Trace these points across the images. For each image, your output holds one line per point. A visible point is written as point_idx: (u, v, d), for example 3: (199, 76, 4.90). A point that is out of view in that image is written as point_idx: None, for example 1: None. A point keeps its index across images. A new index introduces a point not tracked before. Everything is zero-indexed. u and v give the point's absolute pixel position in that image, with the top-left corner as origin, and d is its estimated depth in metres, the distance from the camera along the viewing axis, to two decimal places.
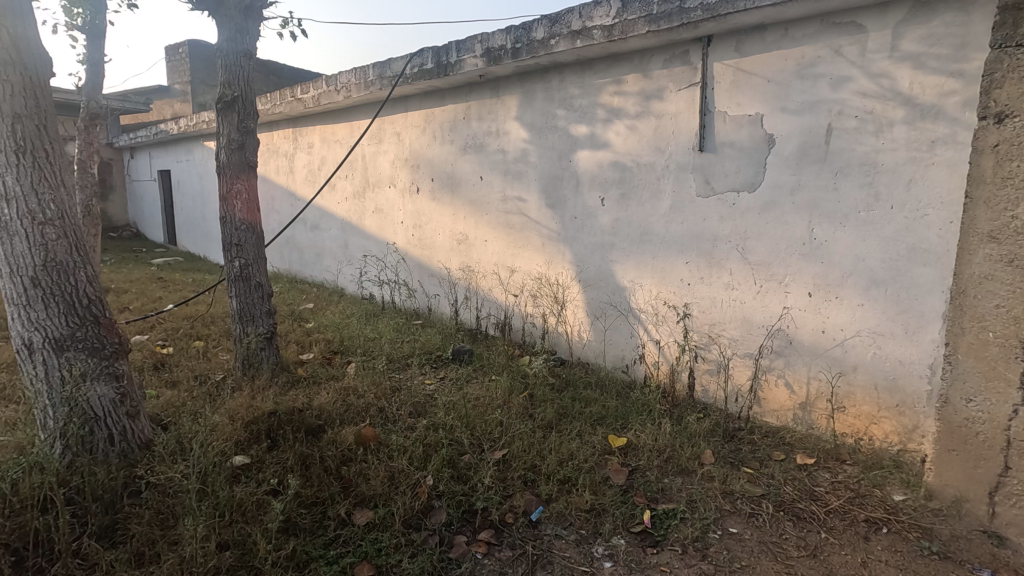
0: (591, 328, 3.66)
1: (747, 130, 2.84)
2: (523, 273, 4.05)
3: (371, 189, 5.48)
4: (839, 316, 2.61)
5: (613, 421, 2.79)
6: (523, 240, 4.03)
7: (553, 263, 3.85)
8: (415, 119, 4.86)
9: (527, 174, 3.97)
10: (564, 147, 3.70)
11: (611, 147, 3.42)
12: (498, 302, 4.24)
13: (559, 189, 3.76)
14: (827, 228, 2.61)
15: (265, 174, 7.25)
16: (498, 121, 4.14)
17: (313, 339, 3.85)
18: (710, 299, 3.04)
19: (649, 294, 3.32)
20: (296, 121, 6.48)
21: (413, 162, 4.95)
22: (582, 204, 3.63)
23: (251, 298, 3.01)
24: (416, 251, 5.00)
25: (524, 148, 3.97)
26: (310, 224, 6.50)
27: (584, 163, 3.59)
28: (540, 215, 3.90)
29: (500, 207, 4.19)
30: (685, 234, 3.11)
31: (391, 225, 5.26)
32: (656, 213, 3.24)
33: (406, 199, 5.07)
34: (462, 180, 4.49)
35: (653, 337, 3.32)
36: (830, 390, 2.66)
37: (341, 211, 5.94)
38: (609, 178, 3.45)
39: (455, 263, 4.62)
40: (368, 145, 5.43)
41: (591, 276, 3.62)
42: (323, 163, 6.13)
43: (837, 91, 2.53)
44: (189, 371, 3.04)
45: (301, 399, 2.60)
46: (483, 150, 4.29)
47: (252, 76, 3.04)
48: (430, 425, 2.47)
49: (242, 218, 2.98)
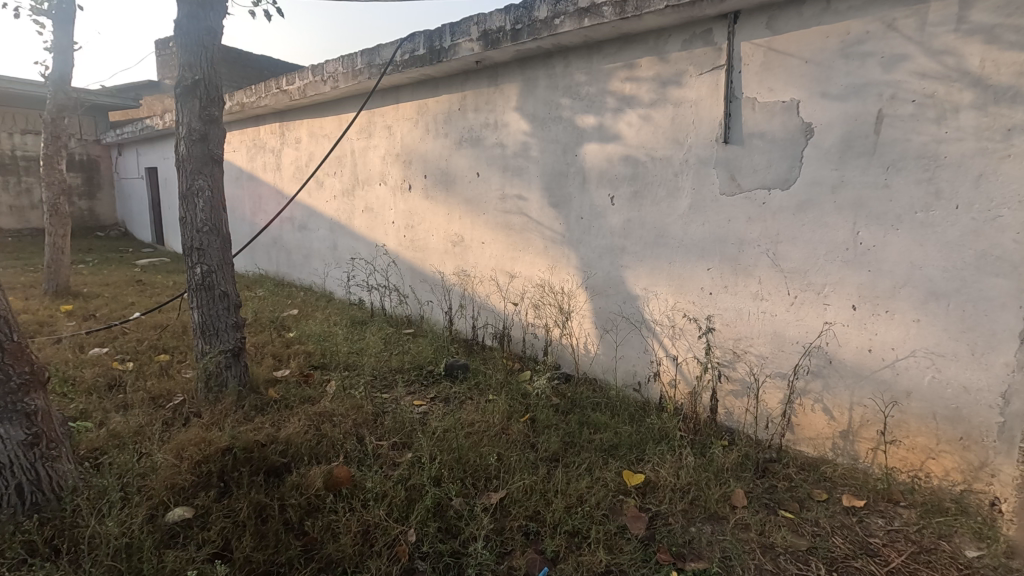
0: (599, 341, 3.30)
1: (780, 118, 2.48)
2: (524, 278, 3.69)
3: (361, 186, 5.12)
4: (888, 333, 2.25)
5: (627, 452, 2.44)
6: (523, 243, 3.68)
7: (557, 269, 3.49)
8: (407, 112, 4.50)
9: (529, 170, 3.61)
10: (569, 140, 3.34)
11: (622, 140, 3.07)
12: (495, 310, 3.88)
13: (564, 187, 3.41)
14: (875, 231, 2.25)
15: (252, 172, 6.89)
16: (496, 113, 3.78)
17: (293, 352, 3.50)
18: (735, 310, 2.70)
19: (665, 304, 2.96)
20: (283, 116, 6.13)
21: (404, 158, 4.59)
22: (589, 203, 3.27)
23: (215, 309, 2.63)
24: (408, 254, 4.64)
25: (525, 141, 3.61)
26: (298, 224, 6.15)
27: (591, 157, 3.23)
28: (542, 215, 3.55)
29: (499, 206, 3.83)
30: (707, 237, 2.76)
31: (382, 225, 4.90)
32: (673, 213, 2.88)
33: (397, 198, 4.71)
34: (458, 176, 4.13)
35: (669, 352, 2.96)
36: (879, 418, 2.30)
37: (330, 210, 5.59)
38: (620, 174, 3.09)
39: (450, 267, 4.26)
40: (358, 140, 5.07)
41: (599, 282, 3.26)
42: (310, 159, 5.77)
43: (890, 72, 2.17)
44: (145, 392, 2.68)
45: (266, 428, 2.24)
46: (480, 145, 3.93)
47: (218, 57, 2.69)
48: (415, 462, 2.12)
49: (204, 219, 2.61)
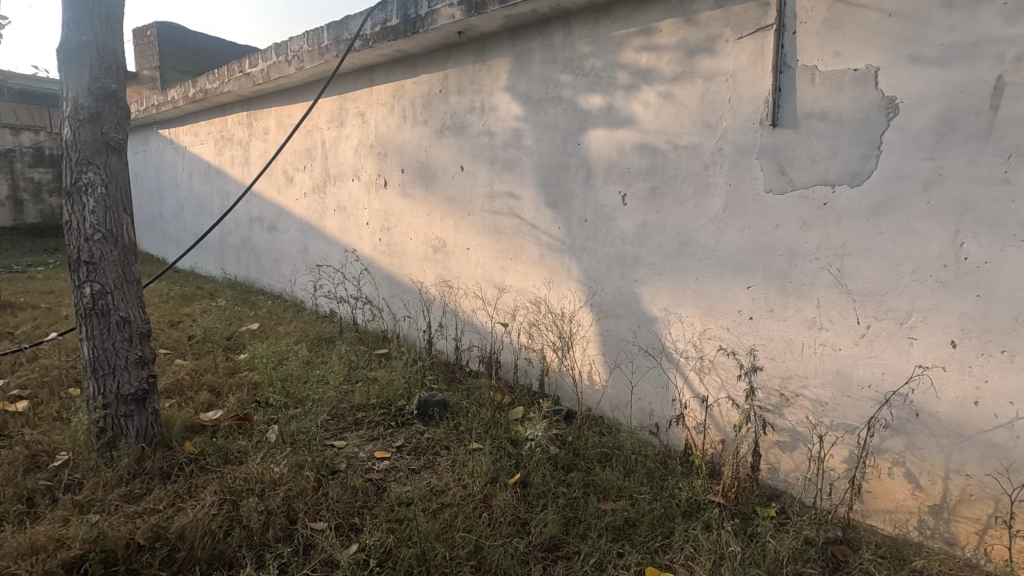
0: (607, 371, 2.71)
1: (850, 92, 1.88)
2: (516, 292, 3.09)
3: (332, 182, 4.51)
4: (1004, 382, 1.67)
5: (648, 532, 1.86)
6: (515, 250, 3.08)
7: (555, 283, 2.89)
8: (382, 96, 3.89)
9: (521, 162, 3.01)
10: (570, 125, 2.75)
11: (637, 124, 2.47)
12: (482, 328, 3.29)
13: (564, 183, 2.81)
14: (987, 242, 1.66)
15: (220, 167, 6.27)
16: (483, 95, 3.18)
17: (236, 382, 2.89)
18: (783, 341, 2.11)
19: (690, 330, 2.38)
20: (250, 104, 5.51)
21: (379, 149, 3.98)
22: (595, 204, 2.67)
23: (111, 341, 2.02)
24: (383, 260, 4.04)
25: (516, 127, 3.01)
26: (267, 225, 5.54)
27: (597, 147, 2.63)
28: (537, 217, 2.95)
29: (486, 206, 3.23)
30: (747, 247, 2.17)
31: (355, 227, 4.30)
32: (702, 216, 2.28)
33: (372, 196, 4.11)
34: (439, 170, 3.52)
35: (696, 390, 2.37)
36: (990, 495, 1.72)
37: (300, 209, 4.98)
38: (634, 167, 2.50)
39: (431, 276, 3.66)
40: (329, 129, 4.46)
41: (607, 300, 2.67)
42: (279, 153, 5.16)
43: (1015, 23, 1.58)
44: (22, 446, 2.08)
45: (158, 518, 1.64)
46: (464, 133, 3.33)
47: (117, 13, 2.07)
48: (359, 565, 1.55)
49: (95, 224, 2.00)
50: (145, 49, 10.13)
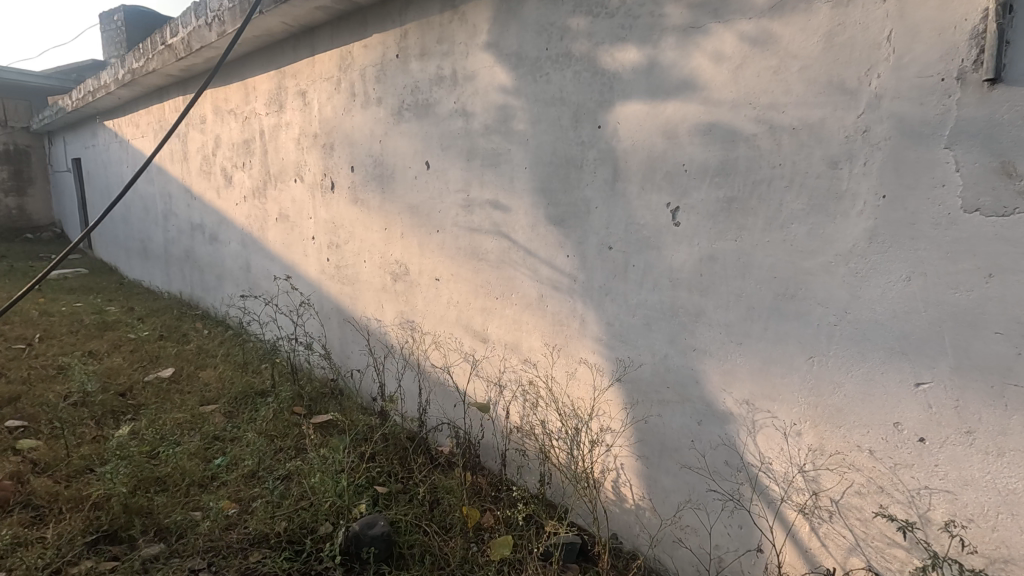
0: (645, 486, 1.73)
1: None
2: (504, 348, 2.11)
3: (272, 184, 3.51)
4: None
5: None
6: (502, 287, 2.09)
7: (562, 340, 1.90)
8: (326, 67, 2.89)
9: (510, 156, 2.01)
10: (585, 98, 1.74)
11: (700, 92, 1.47)
12: (457, 394, 2.31)
13: (575, 188, 1.81)
14: None
15: (161, 163, 5.26)
16: (455, 59, 2.18)
17: (77, 492, 1.91)
18: (995, 493, 1.12)
19: (796, 444, 1.39)
20: (185, 87, 4.51)
21: (323, 139, 2.98)
22: (625, 221, 1.68)
23: None
24: (333, 287, 3.04)
25: (502, 103, 2.01)
26: (208, 234, 4.55)
27: (630, 131, 1.64)
28: (535, 240, 1.95)
29: (461, 220, 2.24)
30: (918, 313, 1.17)
31: (299, 242, 3.30)
32: (823, 252, 1.30)
33: (317, 202, 3.11)
34: (397, 168, 2.52)
35: (805, 546, 1.39)
36: None
37: (240, 217, 3.99)
38: (694, 164, 1.50)
39: (389, 314, 2.67)
40: (266, 115, 3.45)
41: (646, 377, 1.68)
42: (216, 146, 4.16)
43: None
44: None
45: None
46: (429, 115, 2.33)
47: None
48: None
49: None
50: (108, 35, 9.09)
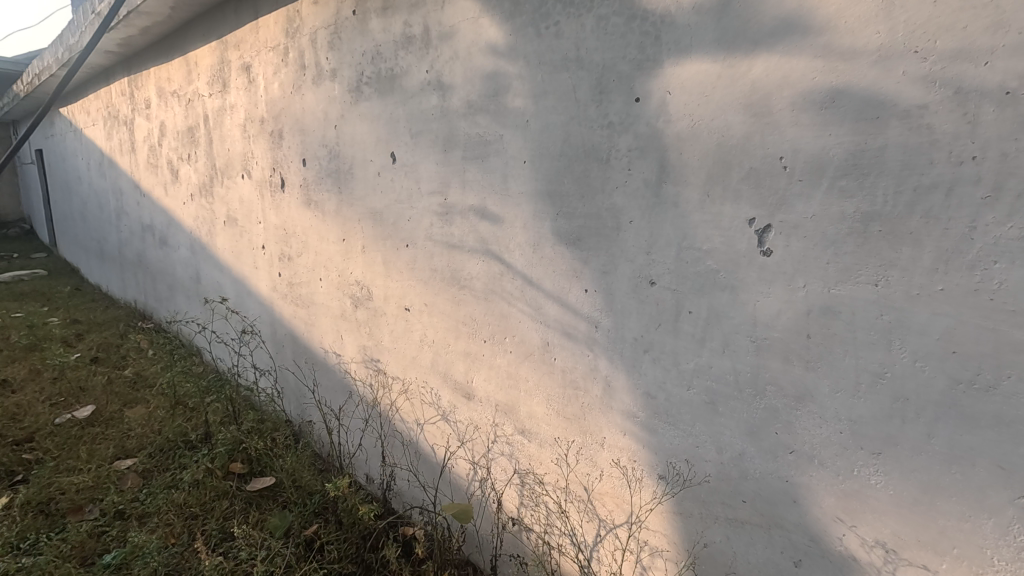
0: None
1: None
2: (494, 411, 1.53)
3: (218, 180, 2.91)
4: None
5: None
6: (491, 327, 1.51)
7: (577, 411, 1.33)
8: (271, 34, 2.28)
9: (503, 146, 1.42)
10: (615, 56, 1.15)
11: (816, 36, 0.88)
12: (436, 463, 1.75)
13: (598, 192, 1.22)
14: None
15: (111, 155, 4.64)
16: (427, 11, 1.58)
17: None
18: None
19: None
20: (130, 66, 3.89)
21: (270, 125, 2.38)
22: (678, 246, 1.09)
23: None
24: (286, 309, 2.45)
25: (491, 71, 1.42)
26: (158, 237, 3.95)
27: (686, 105, 1.05)
28: (537, 266, 1.37)
29: (436, 233, 1.65)
30: None
31: (248, 251, 2.71)
32: None
33: (266, 203, 2.52)
34: (356, 161, 1.93)
35: None
36: None
37: (188, 218, 3.39)
38: (801, 156, 0.91)
39: (350, 349, 2.09)
40: (209, 96, 2.85)
41: (708, 483, 1.11)
42: (161, 135, 3.55)
43: None
44: None
45: None
46: (395, 91, 1.73)
47: None
48: None
49: None
50: None
